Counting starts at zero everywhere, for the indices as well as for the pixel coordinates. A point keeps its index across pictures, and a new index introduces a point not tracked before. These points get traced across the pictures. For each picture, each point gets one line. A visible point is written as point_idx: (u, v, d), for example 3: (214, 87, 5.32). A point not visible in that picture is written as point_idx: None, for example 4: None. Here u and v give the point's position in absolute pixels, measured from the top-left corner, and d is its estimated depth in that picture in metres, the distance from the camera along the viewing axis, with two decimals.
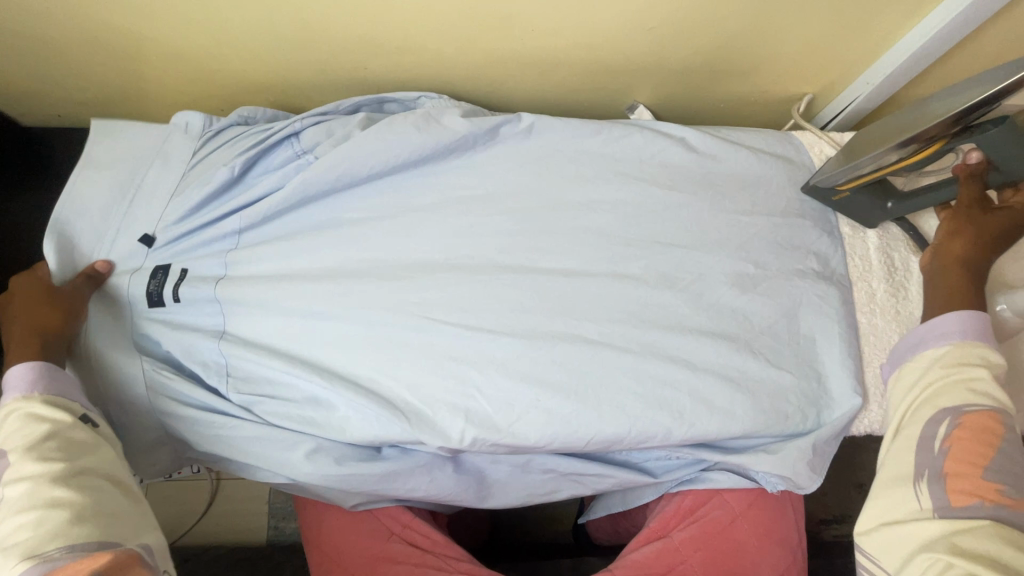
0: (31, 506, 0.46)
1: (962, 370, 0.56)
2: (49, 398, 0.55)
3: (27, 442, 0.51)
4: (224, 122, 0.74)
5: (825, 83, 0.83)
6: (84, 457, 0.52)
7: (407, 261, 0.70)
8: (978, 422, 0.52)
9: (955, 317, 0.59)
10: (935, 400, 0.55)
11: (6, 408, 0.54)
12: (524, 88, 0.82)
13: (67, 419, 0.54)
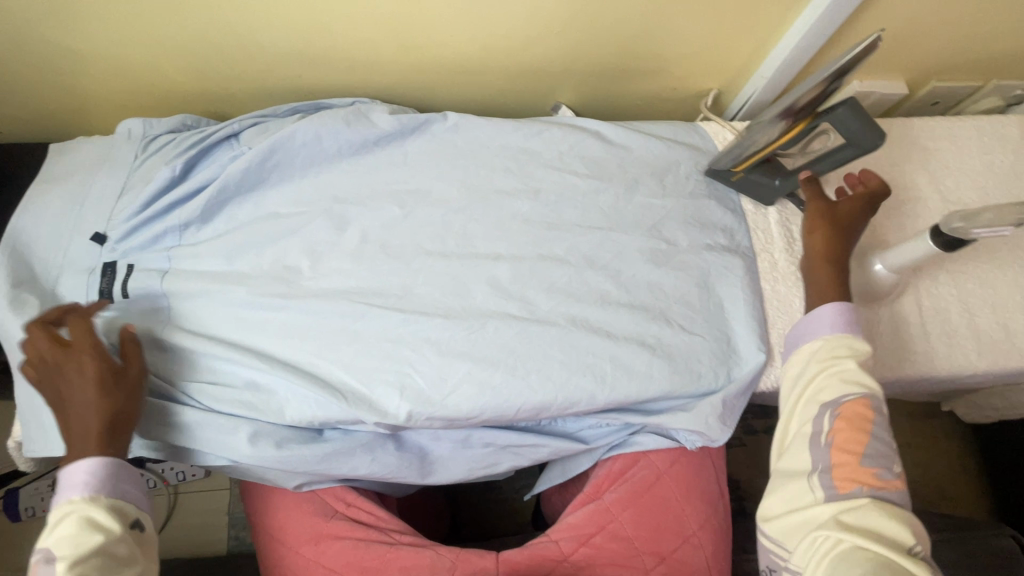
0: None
1: (835, 362, 0.63)
2: (113, 502, 0.56)
3: (75, 554, 0.52)
4: (164, 127, 0.78)
5: (727, 78, 0.92)
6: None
7: (345, 253, 0.75)
8: (854, 410, 0.59)
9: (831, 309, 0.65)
10: (819, 395, 0.62)
11: (64, 507, 0.54)
12: (453, 91, 0.88)
13: (118, 531, 0.55)
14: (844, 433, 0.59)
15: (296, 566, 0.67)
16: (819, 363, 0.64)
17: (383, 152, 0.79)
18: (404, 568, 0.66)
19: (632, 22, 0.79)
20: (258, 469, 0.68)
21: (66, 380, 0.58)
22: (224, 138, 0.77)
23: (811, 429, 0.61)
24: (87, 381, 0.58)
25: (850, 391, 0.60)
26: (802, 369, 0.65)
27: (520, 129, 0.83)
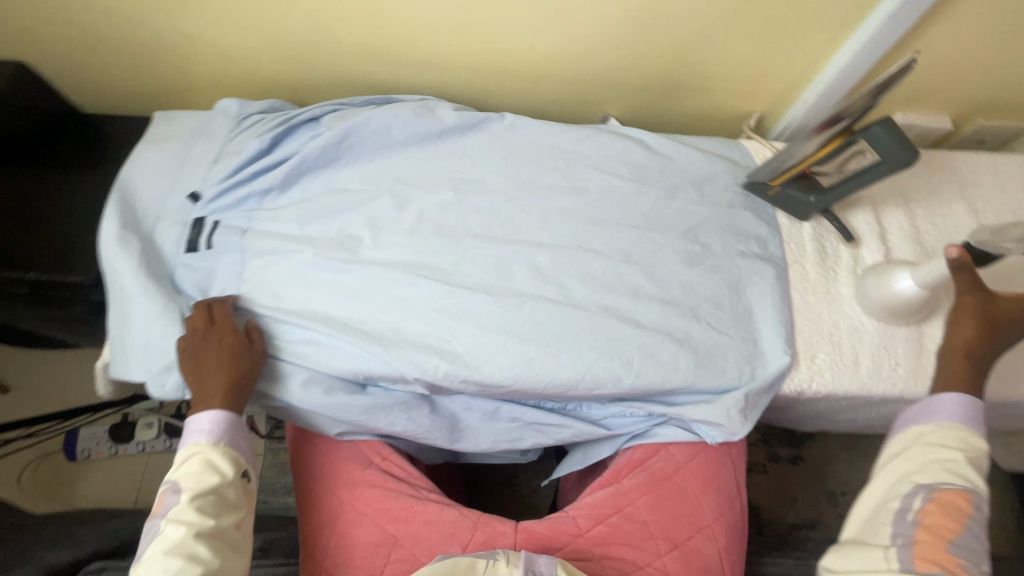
0: (178, 553, 0.57)
1: (942, 455, 0.63)
2: (226, 449, 0.66)
3: (195, 489, 0.62)
4: (256, 108, 0.88)
5: (770, 102, 0.97)
6: (229, 518, 0.62)
7: (402, 229, 0.82)
8: (948, 501, 0.60)
9: (948, 400, 0.67)
10: (916, 476, 0.63)
11: (193, 448, 0.65)
12: (512, 95, 0.96)
13: (231, 476, 0.64)
14: (943, 491, 0.61)
15: (328, 508, 0.72)
16: (923, 448, 0.65)
17: (445, 143, 0.87)
18: (427, 522, 0.70)
19: (684, 42, 0.86)
20: (306, 412, 0.75)
21: (206, 349, 0.69)
22: (307, 120, 0.87)
23: (898, 504, 0.62)
24: (225, 353, 0.69)
25: (949, 481, 0.61)
26: (915, 452, 0.65)
27: (571, 132, 0.89)
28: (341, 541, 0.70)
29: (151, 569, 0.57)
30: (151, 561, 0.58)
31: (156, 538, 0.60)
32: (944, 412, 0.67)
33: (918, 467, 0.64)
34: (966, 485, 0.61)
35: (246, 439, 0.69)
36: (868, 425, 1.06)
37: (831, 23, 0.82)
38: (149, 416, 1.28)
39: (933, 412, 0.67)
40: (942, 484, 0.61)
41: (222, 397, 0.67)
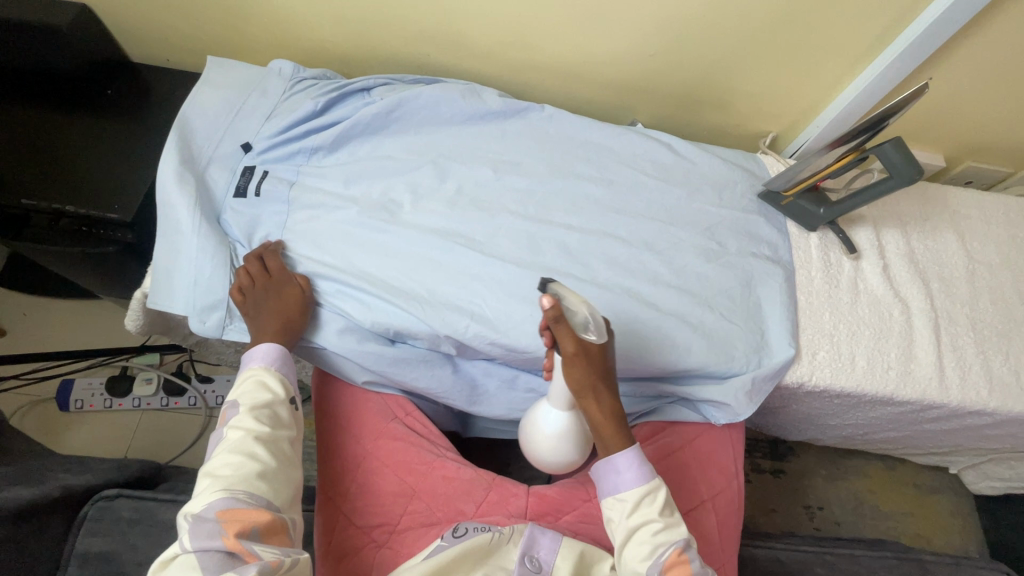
0: (238, 451, 0.60)
1: (644, 521, 0.63)
2: (280, 375, 0.68)
3: (251, 403, 0.64)
4: (310, 74, 0.92)
5: (786, 124, 1.05)
6: (283, 432, 0.64)
7: (441, 199, 0.86)
8: (673, 565, 0.60)
9: (623, 458, 0.64)
10: (640, 560, 0.61)
11: (248, 371, 0.68)
12: (551, 91, 1.02)
13: (282, 396, 0.67)
14: (666, 558, 0.60)
15: (350, 456, 0.74)
16: (628, 522, 0.63)
17: (487, 125, 0.93)
18: (445, 478, 0.72)
19: (715, 59, 0.93)
20: (336, 360, 0.78)
21: (264, 294, 0.72)
22: (359, 90, 0.91)
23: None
24: (280, 300, 0.73)
25: (665, 545, 0.61)
26: (618, 526, 0.64)
27: (604, 129, 0.95)
28: (361, 488, 0.72)
29: (217, 465, 0.60)
30: (215, 460, 0.60)
31: (221, 442, 0.62)
32: (623, 473, 0.64)
33: (624, 551, 0.62)
34: (675, 539, 0.61)
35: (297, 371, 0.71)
36: (850, 436, 1.11)
37: (848, 55, 0.91)
38: (149, 372, 1.27)
39: (615, 480, 0.65)
40: (665, 548, 0.61)
41: (275, 335, 0.71)
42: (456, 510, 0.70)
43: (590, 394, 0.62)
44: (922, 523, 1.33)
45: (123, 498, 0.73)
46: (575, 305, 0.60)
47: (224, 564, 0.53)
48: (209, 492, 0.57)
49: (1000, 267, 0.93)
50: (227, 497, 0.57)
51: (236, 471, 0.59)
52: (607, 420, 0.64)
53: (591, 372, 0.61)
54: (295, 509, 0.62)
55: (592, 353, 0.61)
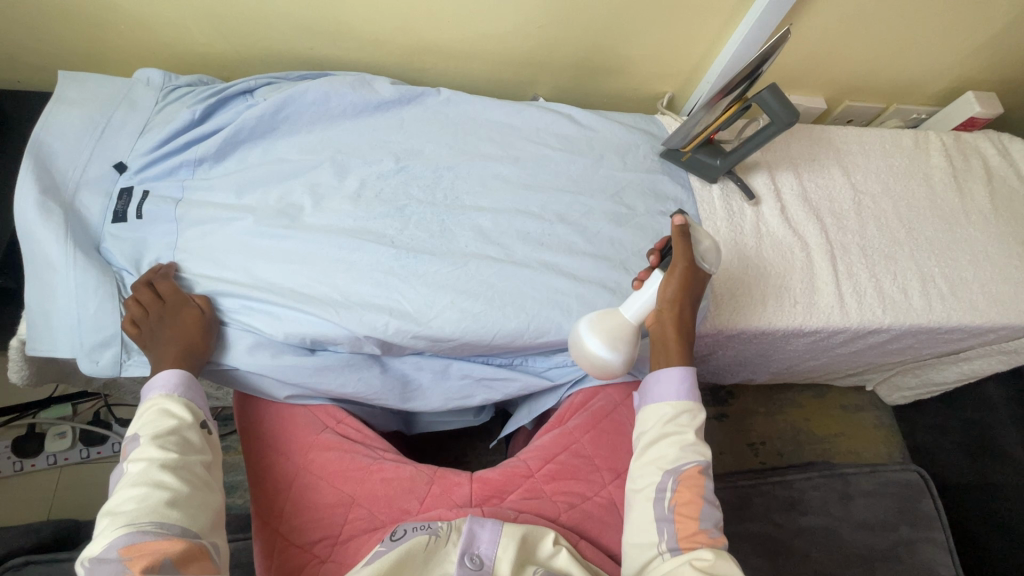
0: (141, 483, 0.56)
1: (677, 431, 0.66)
2: (186, 401, 0.64)
3: (153, 432, 0.60)
4: (184, 81, 0.86)
5: (679, 84, 1.08)
6: (195, 456, 0.61)
7: (344, 196, 0.83)
8: (693, 478, 0.63)
9: (681, 370, 0.68)
10: (661, 462, 0.65)
11: (149, 402, 0.63)
12: (446, 74, 1.00)
13: (190, 420, 0.63)
14: (687, 469, 0.63)
15: (281, 474, 0.71)
16: (662, 429, 0.67)
17: (382, 116, 0.90)
18: (384, 480, 0.71)
19: (602, 26, 0.94)
20: (253, 378, 0.74)
21: (160, 320, 0.68)
22: (240, 92, 0.86)
23: (655, 491, 0.64)
24: (177, 324, 0.68)
25: (690, 457, 0.64)
26: (651, 428, 0.68)
27: (504, 107, 0.95)
28: (297, 505, 0.69)
29: (118, 501, 0.56)
30: (117, 496, 0.57)
31: (122, 478, 0.58)
32: (674, 385, 0.68)
33: (649, 454, 0.66)
34: (700, 456, 0.65)
35: (206, 395, 0.67)
36: (778, 371, 1.19)
37: (723, 11, 0.95)
38: (60, 425, 1.18)
39: (662, 388, 0.69)
40: (689, 460, 0.64)
41: (177, 361, 0.66)
42: (399, 509, 0.69)
43: (677, 305, 0.69)
44: (853, 439, 1.44)
45: (34, 564, 0.68)
46: (704, 239, 0.74)
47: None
48: (110, 531, 0.54)
49: (882, 195, 1.01)
50: (129, 533, 0.53)
51: (140, 504, 0.55)
52: (679, 336, 0.70)
53: (687, 288, 0.70)
54: (217, 534, 0.59)
55: (698, 274, 0.71)
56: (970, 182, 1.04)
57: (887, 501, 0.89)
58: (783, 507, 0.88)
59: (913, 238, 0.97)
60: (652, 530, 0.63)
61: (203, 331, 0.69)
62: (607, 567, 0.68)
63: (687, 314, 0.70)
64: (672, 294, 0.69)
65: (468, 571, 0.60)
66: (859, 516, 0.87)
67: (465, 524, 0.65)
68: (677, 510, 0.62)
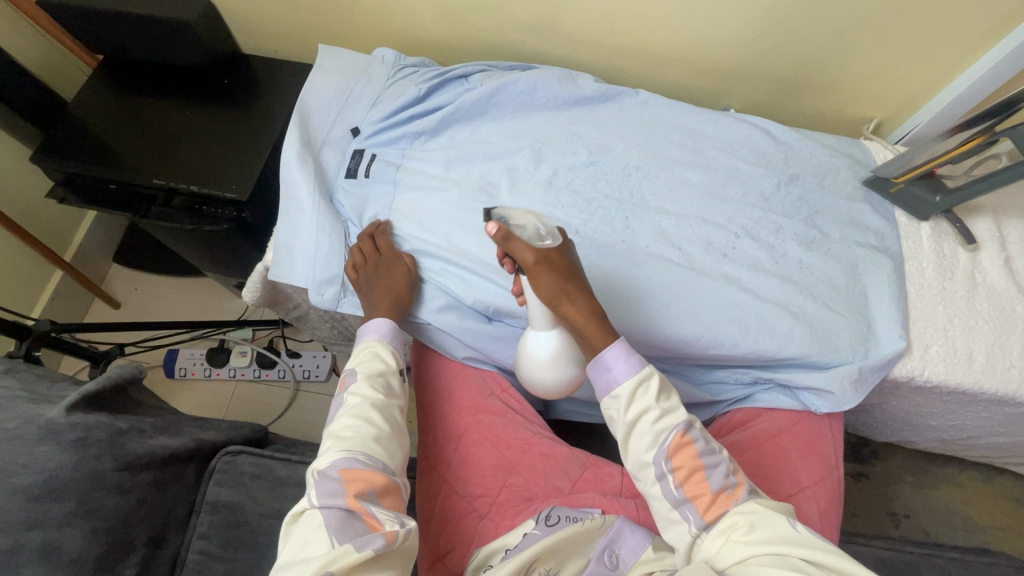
0: (357, 416, 0.63)
1: (643, 412, 0.60)
2: (391, 348, 0.71)
3: (367, 372, 0.67)
4: (412, 62, 0.96)
5: (891, 110, 1.00)
6: (395, 401, 0.67)
7: (537, 182, 0.88)
8: (679, 449, 0.58)
9: (613, 350, 0.61)
10: (645, 448, 0.59)
11: (364, 343, 0.71)
12: (642, 77, 1.02)
13: (393, 367, 0.69)
14: (670, 442, 0.58)
15: (451, 426, 0.77)
16: (627, 418, 0.60)
17: (580, 111, 0.93)
18: (542, 455, 0.74)
19: (823, 42, 0.90)
20: (437, 335, 0.81)
21: (375, 272, 0.76)
22: (458, 76, 0.94)
23: (656, 479, 0.59)
24: (390, 277, 0.76)
25: (666, 431, 0.59)
26: (618, 424, 0.61)
27: (699, 114, 0.94)
28: (461, 457, 0.74)
29: (338, 427, 0.62)
30: (336, 423, 0.63)
31: (341, 407, 0.65)
32: (614, 368, 0.61)
33: (631, 446, 0.60)
34: (676, 419, 0.59)
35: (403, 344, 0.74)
36: (950, 440, 1.05)
37: (972, 35, 0.86)
38: (244, 345, 1.36)
39: (608, 378, 0.61)
40: (665, 432, 0.59)
41: (387, 311, 0.74)
42: (554, 485, 0.72)
43: (566, 297, 0.61)
44: (1023, 539, 1.24)
45: (245, 454, 0.79)
46: (522, 219, 0.63)
47: (345, 524, 0.54)
48: (332, 452, 0.59)
49: None
50: (348, 458, 0.58)
51: (356, 434, 0.61)
52: (585, 317, 0.62)
53: (562, 272, 0.61)
54: (404, 475, 0.64)
55: (551, 255, 0.61)
56: None
57: None
58: None
59: None
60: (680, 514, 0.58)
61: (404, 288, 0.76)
62: None
63: (576, 298, 0.61)
64: (552, 286, 0.61)
65: (603, 567, 0.63)
66: None
67: (614, 523, 0.66)
68: (690, 488, 0.57)
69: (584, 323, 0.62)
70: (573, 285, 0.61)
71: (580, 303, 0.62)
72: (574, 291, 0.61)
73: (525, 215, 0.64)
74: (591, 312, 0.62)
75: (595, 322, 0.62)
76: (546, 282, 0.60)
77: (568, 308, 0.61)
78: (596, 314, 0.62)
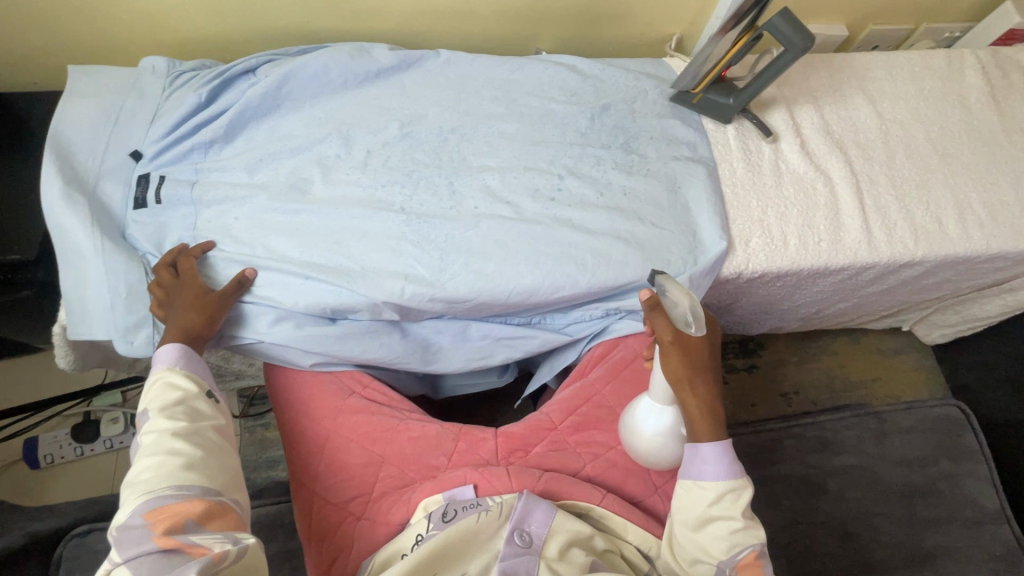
0: (156, 452, 0.59)
1: (724, 516, 0.61)
2: (188, 372, 0.66)
3: (163, 405, 0.62)
4: (187, 66, 0.87)
5: (687, 25, 1.04)
6: (206, 422, 0.64)
7: (352, 166, 0.84)
8: (749, 566, 0.60)
9: (713, 448, 0.63)
10: (711, 548, 0.61)
11: (154, 373, 0.65)
12: (446, 36, 0.99)
13: (195, 390, 0.65)
14: (743, 558, 0.60)
15: (313, 437, 0.74)
16: (706, 513, 0.62)
17: (383, 83, 0.89)
18: (411, 439, 0.72)
19: None
20: (276, 351, 0.76)
21: (174, 300, 0.70)
22: (243, 72, 0.87)
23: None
24: (187, 301, 0.69)
25: (744, 545, 0.60)
26: (693, 511, 0.63)
27: (504, 63, 0.93)
28: (329, 467, 0.72)
29: (138, 471, 0.59)
30: (136, 467, 0.59)
31: (138, 450, 0.61)
32: (711, 465, 0.63)
33: (698, 538, 0.62)
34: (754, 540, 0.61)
35: (207, 367, 0.68)
36: (807, 316, 1.15)
37: None
38: (113, 411, 1.24)
39: (700, 466, 0.63)
40: (742, 548, 0.60)
41: (176, 335, 0.67)
42: (428, 466, 0.71)
43: (689, 385, 0.64)
44: (890, 383, 1.40)
45: (97, 531, 0.74)
46: (676, 300, 0.66)
47: (161, 563, 0.52)
48: (133, 500, 0.56)
49: (912, 121, 0.96)
50: (151, 500, 0.56)
51: (156, 472, 0.58)
52: (702, 412, 0.64)
53: (690, 360, 0.65)
54: (236, 492, 0.62)
55: (690, 343, 0.65)
56: (1009, 100, 0.99)
57: (927, 435, 0.91)
58: (817, 447, 0.91)
59: (946, 163, 0.93)
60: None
61: (210, 316, 0.70)
62: (636, 519, 0.68)
63: (702, 389, 0.65)
64: (680, 372, 0.64)
65: (517, 548, 0.62)
66: (896, 453, 0.90)
67: (518, 503, 0.65)
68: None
69: (698, 412, 0.64)
70: (704, 375, 0.65)
71: (701, 394, 0.65)
72: (699, 381, 0.65)
73: (676, 292, 0.66)
74: (704, 407, 0.64)
75: (705, 415, 0.64)
76: (677, 361, 0.64)
77: (686, 393, 0.65)
78: (711, 409, 0.65)
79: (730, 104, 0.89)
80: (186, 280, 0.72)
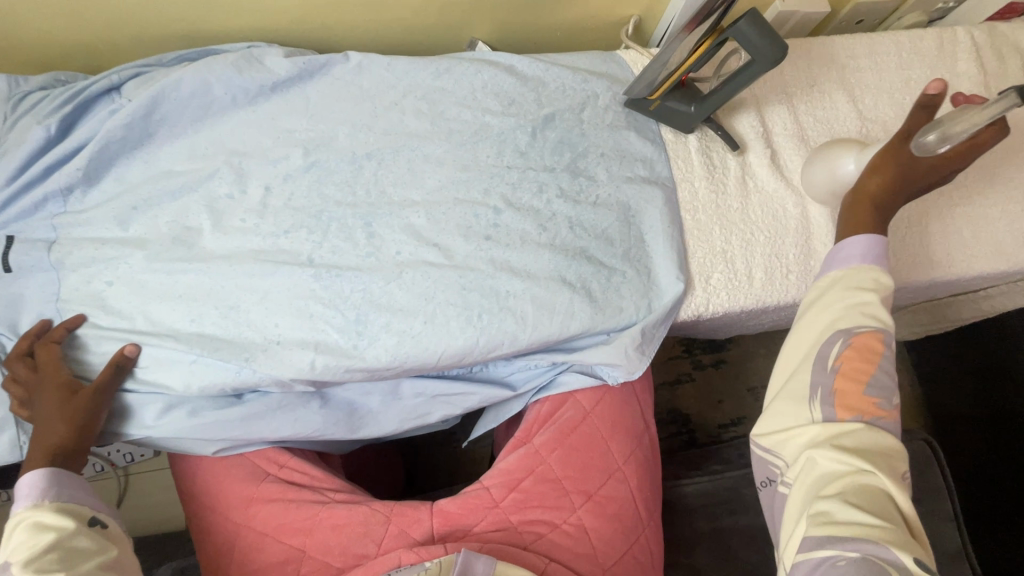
0: None
1: (860, 296, 0.61)
2: (59, 505, 0.54)
3: (29, 555, 0.50)
4: (34, 84, 0.71)
5: (647, 4, 0.87)
6: (88, 562, 0.52)
7: (248, 209, 0.71)
8: (866, 343, 0.59)
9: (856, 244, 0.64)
10: (834, 324, 0.61)
11: (14, 519, 0.53)
12: (358, 30, 0.81)
13: (71, 526, 0.53)
14: (863, 335, 0.59)
15: (224, 536, 0.66)
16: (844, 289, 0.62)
17: (281, 98, 0.74)
18: (334, 527, 0.65)
19: None
20: (171, 442, 0.66)
21: (36, 403, 0.59)
22: (102, 93, 0.71)
23: (821, 348, 0.61)
24: (53, 409, 0.58)
25: (866, 323, 0.60)
26: (833, 296, 0.63)
27: (428, 65, 0.78)
28: (243, 568, 0.65)
29: None
30: None
31: None
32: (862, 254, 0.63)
33: (837, 312, 0.62)
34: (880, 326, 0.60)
35: (88, 489, 0.57)
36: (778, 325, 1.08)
37: None
38: None
39: (849, 251, 0.64)
40: (840, 338, 0.60)
41: (42, 456, 0.56)
42: (355, 556, 0.65)
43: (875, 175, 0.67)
44: None
45: None
46: (960, 124, 0.63)
47: None
48: None
49: (896, 121, 0.85)
50: None
51: None
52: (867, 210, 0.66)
53: (914, 178, 0.65)
54: None
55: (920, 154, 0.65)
56: (1002, 90, 0.87)
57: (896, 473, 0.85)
58: None
59: None
60: (807, 400, 0.60)
61: (85, 424, 0.59)
62: None
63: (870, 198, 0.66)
64: (881, 191, 0.66)
65: None
66: None
67: (458, 558, 0.60)
68: (844, 372, 0.59)
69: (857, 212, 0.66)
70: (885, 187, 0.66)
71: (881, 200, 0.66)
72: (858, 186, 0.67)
73: (976, 118, 0.63)
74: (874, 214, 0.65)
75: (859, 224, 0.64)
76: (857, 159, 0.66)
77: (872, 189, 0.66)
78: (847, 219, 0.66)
79: (694, 110, 0.77)
80: (50, 377, 0.60)
